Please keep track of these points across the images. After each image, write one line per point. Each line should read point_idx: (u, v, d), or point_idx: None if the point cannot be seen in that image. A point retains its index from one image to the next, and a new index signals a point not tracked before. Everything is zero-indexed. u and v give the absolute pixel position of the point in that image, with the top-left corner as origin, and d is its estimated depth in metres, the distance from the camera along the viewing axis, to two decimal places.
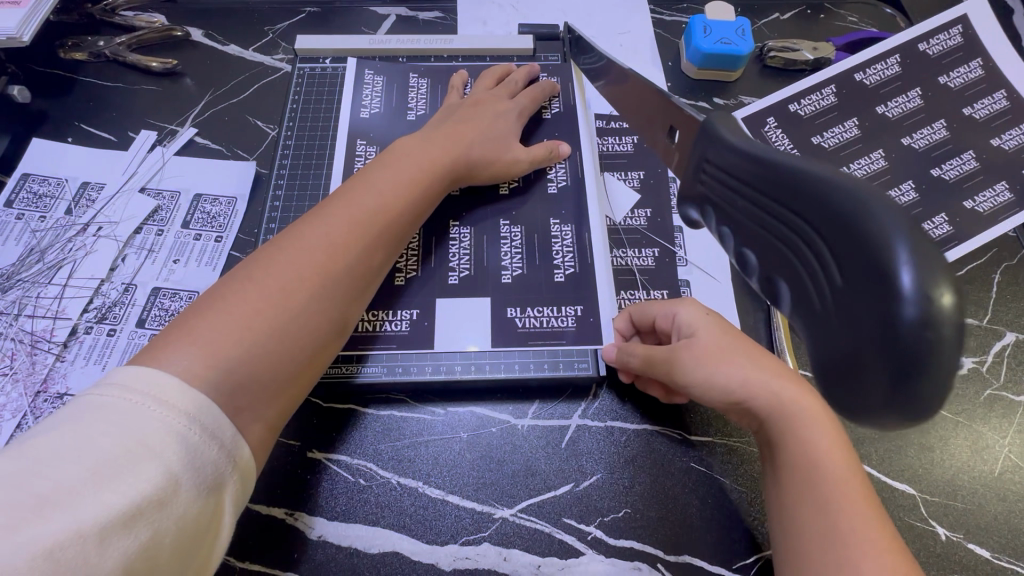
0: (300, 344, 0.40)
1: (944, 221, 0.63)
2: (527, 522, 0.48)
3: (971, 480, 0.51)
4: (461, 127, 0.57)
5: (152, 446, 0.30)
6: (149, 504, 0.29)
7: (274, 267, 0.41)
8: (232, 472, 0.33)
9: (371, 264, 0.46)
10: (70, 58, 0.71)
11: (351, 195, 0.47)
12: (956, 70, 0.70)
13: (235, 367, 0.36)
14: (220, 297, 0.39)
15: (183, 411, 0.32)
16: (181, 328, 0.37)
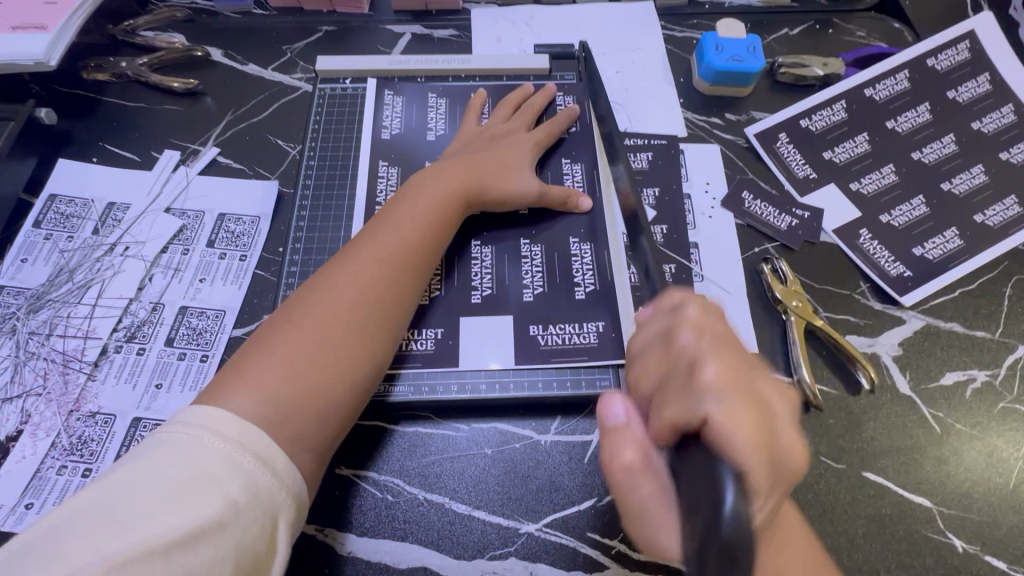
0: (338, 378, 0.44)
1: (955, 235, 0.64)
2: (551, 537, 0.49)
3: (986, 492, 0.52)
4: (478, 156, 0.59)
5: (215, 474, 0.36)
6: (211, 526, 0.34)
7: (310, 309, 0.46)
8: (283, 498, 0.38)
9: (399, 299, 0.49)
10: (93, 79, 0.72)
11: (375, 235, 0.51)
12: (964, 85, 0.71)
13: (281, 403, 0.41)
14: (269, 339, 0.44)
15: (239, 443, 0.38)
16: (236, 372, 0.42)
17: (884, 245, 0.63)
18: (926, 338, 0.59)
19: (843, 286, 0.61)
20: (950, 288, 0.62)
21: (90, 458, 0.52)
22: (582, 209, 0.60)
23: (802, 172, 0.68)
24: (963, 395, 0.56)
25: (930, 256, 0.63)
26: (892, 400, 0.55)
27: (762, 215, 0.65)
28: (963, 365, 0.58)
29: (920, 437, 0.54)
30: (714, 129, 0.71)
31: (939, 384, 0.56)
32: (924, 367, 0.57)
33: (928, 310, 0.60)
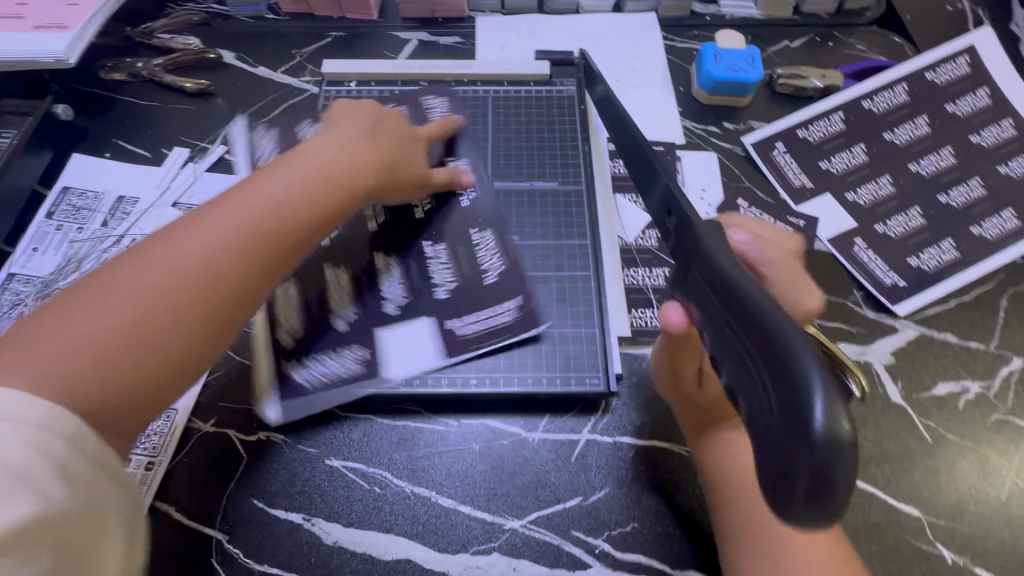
0: (181, 350, 0.38)
1: (951, 246, 0.64)
2: (535, 533, 0.49)
3: (977, 504, 0.51)
4: (385, 141, 0.53)
5: (20, 469, 0.31)
6: (26, 525, 0.31)
7: (133, 273, 0.38)
8: (107, 492, 0.35)
9: (276, 259, 0.43)
10: (110, 78, 0.75)
11: (243, 189, 0.44)
12: (963, 99, 0.72)
13: (54, 377, 0.34)
14: (37, 314, 0.37)
15: (44, 428, 0.33)
16: (13, 343, 0.35)
17: (878, 255, 0.63)
18: (919, 348, 0.59)
19: (836, 294, 0.62)
20: (944, 299, 0.61)
21: None
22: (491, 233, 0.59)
23: (798, 181, 0.68)
24: (955, 407, 0.56)
25: (925, 266, 0.63)
26: (883, 408, 0.55)
27: None
28: (956, 375, 0.57)
29: (911, 446, 0.54)
30: (712, 137, 0.72)
31: (932, 393, 0.56)
32: (916, 376, 0.57)
33: (922, 319, 0.60)
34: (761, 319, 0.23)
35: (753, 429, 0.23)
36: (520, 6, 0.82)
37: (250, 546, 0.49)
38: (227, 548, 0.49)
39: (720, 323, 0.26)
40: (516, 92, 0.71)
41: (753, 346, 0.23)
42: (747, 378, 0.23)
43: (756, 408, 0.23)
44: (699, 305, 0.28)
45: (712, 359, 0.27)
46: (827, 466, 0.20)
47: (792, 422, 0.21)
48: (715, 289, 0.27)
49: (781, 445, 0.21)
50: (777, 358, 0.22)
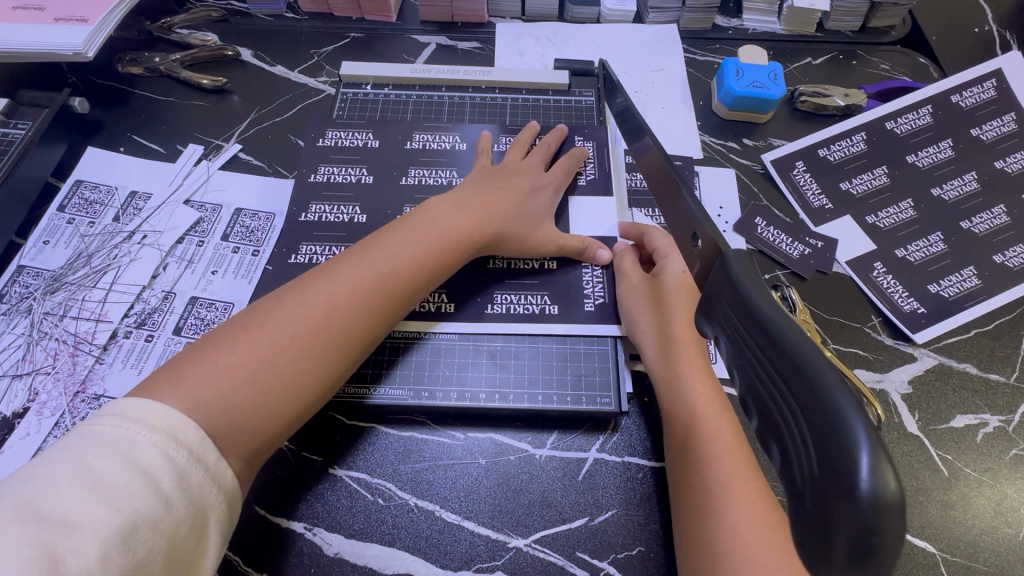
0: (296, 388, 0.44)
1: (973, 274, 0.62)
2: (539, 553, 0.48)
3: (994, 542, 0.50)
4: (494, 194, 0.57)
5: (146, 468, 0.35)
6: (143, 522, 0.34)
7: (268, 320, 0.45)
8: (214, 494, 0.38)
9: (380, 317, 0.49)
10: (127, 72, 0.75)
11: (363, 255, 0.50)
12: (989, 123, 0.70)
13: (206, 407, 0.40)
14: (202, 347, 0.44)
15: (171, 435, 0.37)
16: (170, 375, 0.41)
17: (898, 280, 0.62)
18: (938, 378, 0.57)
19: (854, 318, 0.60)
20: (964, 329, 0.60)
21: None
22: (599, 260, 0.58)
23: (818, 202, 0.67)
24: (973, 440, 0.54)
25: (945, 294, 0.61)
26: (899, 439, 0.54)
27: (775, 242, 0.64)
28: (974, 408, 0.56)
29: (926, 479, 0.52)
30: (731, 153, 0.71)
31: (949, 426, 0.55)
32: (934, 407, 0.56)
33: (941, 348, 0.59)
34: (798, 365, 0.22)
35: (790, 480, 0.22)
36: (541, 14, 0.81)
37: (249, 553, 0.48)
38: (227, 555, 0.48)
39: (751, 362, 0.25)
40: (535, 101, 0.70)
41: (788, 392, 0.23)
42: (782, 425, 0.23)
43: (791, 458, 0.22)
44: (728, 341, 0.27)
45: (740, 397, 0.26)
46: (872, 531, 0.19)
47: (834, 478, 0.20)
48: (746, 325, 0.26)
49: (823, 503, 0.20)
50: (815, 408, 0.21)
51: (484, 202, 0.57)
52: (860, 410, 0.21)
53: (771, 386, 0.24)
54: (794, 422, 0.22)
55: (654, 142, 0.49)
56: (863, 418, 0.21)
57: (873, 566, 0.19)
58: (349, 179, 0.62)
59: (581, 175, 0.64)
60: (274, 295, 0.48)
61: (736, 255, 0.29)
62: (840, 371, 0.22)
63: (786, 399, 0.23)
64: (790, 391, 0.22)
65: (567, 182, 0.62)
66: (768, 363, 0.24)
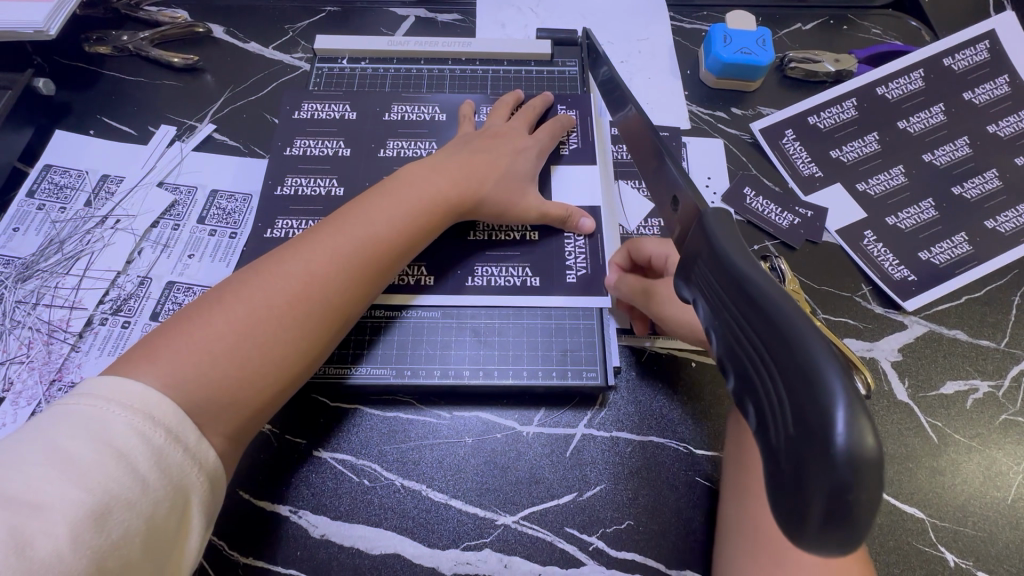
0: (279, 361, 0.43)
1: (964, 240, 0.62)
2: (528, 530, 0.48)
3: (983, 506, 0.50)
4: (474, 159, 0.56)
5: (121, 448, 0.34)
6: (119, 502, 0.33)
7: (245, 294, 0.44)
8: (196, 474, 0.37)
9: (361, 287, 0.48)
10: (94, 52, 0.72)
11: (339, 224, 0.49)
12: (982, 87, 0.69)
13: (183, 383, 0.39)
14: (177, 324, 0.42)
15: (148, 415, 0.36)
16: (146, 352, 0.40)
17: (888, 248, 0.61)
18: (928, 345, 0.57)
19: (844, 288, 0.60)
20: (955, 295, 0.59)
21: None
22: (583, 229, 0.57)
23: (807, 170, 0.66)
24: (962, 406, 0.54)
25: (936, 261, 0.61)
26: (889, 407, 0.54)
27: (764, 212, 0.63)
28: (964, 374, 0.55)
29: (916, 446, 0.52)
30: (719, 123, 0.70)
31: (939, 393, 0.54)
32: (924, 374, 0.55)
33: (931, 316, 0.58)
34: (773, 321, 0.22)
35: (767, 440, 0.22)
36: None
37: (233, 537, 0.47)
38: (211, 540, 0.47)
39: (729, 323, 0.24)
40: (517, 72, 0.68)
41: (764, 349, 0.22)
42: (759, 386, 0.22)
43: (768, 422, 0.21)
44: (706, 302, 0.26)
45: (719, 360, 0.25)
46: (847, 490, 0.18)
47: (809, 434, 0.19)
48: (722, 284, 0.25)
49: (799, 464, 0.20)
50: (790, 362, 0.20)
51: (466, 168, 0.55)
52: (839, 367, 0.20)
53: (750, 348, 0.23)
54: (772, 386, 0.21)
55: (635, 104, 0.48)
56: (841, 372, 0.20)
57: (850, 530, 0.19)
58: (325, 152, 0.60)
59: (565, 144, 0.62)
60: (247, 269, 0.47)
61: (715, 214, 0.28)
62: (820, 328, 0.21)
63: (762, 358, 0.22)
64: (766, 350, 0.22)
65: (552, 145, 0.61)
66: (746, 321, 0.23)
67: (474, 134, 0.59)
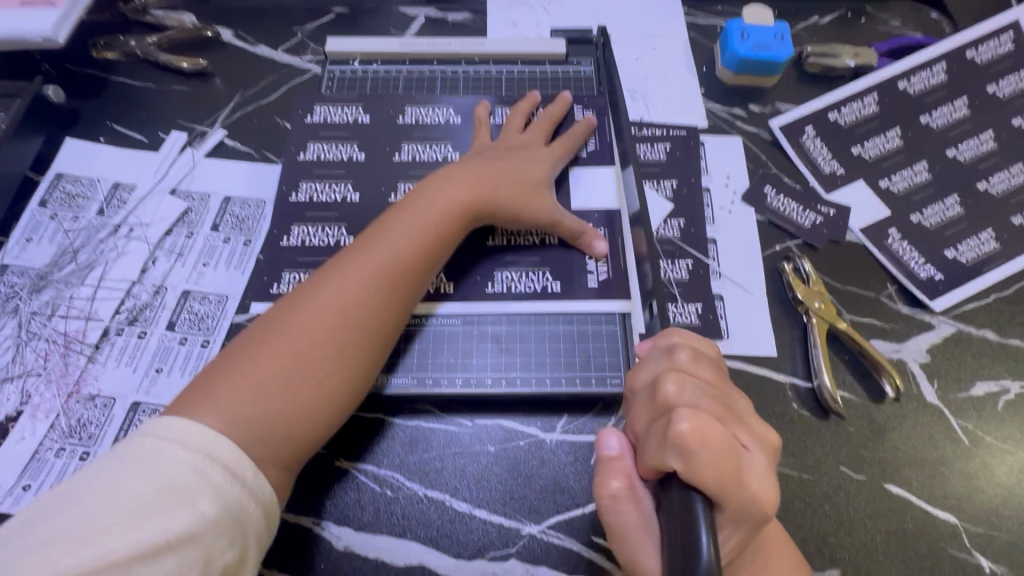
0: (329, 391, 0.43)
1: (991, 237, 0.60)
2: (554, 539, 0.47)
3: (1017, 510, 0.49)
4: (497, 171, 0.54)
5: (180, 487, 0.35)
6: (179, 540, 0.34)
7: (285, 329, 0.43)
8: (253, 508, 0.38)
9: (398, 308, 0.47)
10: (102, 58, 0.71)
11: (368, 247, 0.48)
12: (1006, 79, 0.67)
13: (243, 423, 0.39)
14: (223, 363, 0.42)
15: (206, 453, 0.37)
16: (197, 394, 0.40)
17: (914, 246, 0.60)
18: (956, 345, 0.56)
19: (870, 288, 0.58)
20: (983, 294, 0.58)
21: (87, 441, 0.51)
22: (596, 253, 0.55)
23: (829, 168, 0.65)
24: (993, 408, 0.53)
25: (962, 259, 0.59)
26: (918, 409, 0.53)
27: (786, 211, 0.62)
28: (995, 374, 0.54)
29: (947, 449, 0.51)
30: (737, 121, 0.68)
31: (969, 394, 0.53)
32: (954, 375, 0.54)
33: (959, 315, 0.57)
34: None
35: None
36: None
37: None
38: None
39: None
40: (531, 71, 0.67)
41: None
42: None
43: None
44: None
45: None
46: None
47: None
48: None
49: None
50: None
51: (490, 181, 0.53)
52: None
53: None
54: None
55: None
56: None
57: None
58: (340, 156, 0.59)
59: (584, 147, 0.61)
60: (284, 300, 0.46)
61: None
62: None
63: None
64: None
65: (566, 159, 0.59)
66: None
67: (494, 146, 0.57)
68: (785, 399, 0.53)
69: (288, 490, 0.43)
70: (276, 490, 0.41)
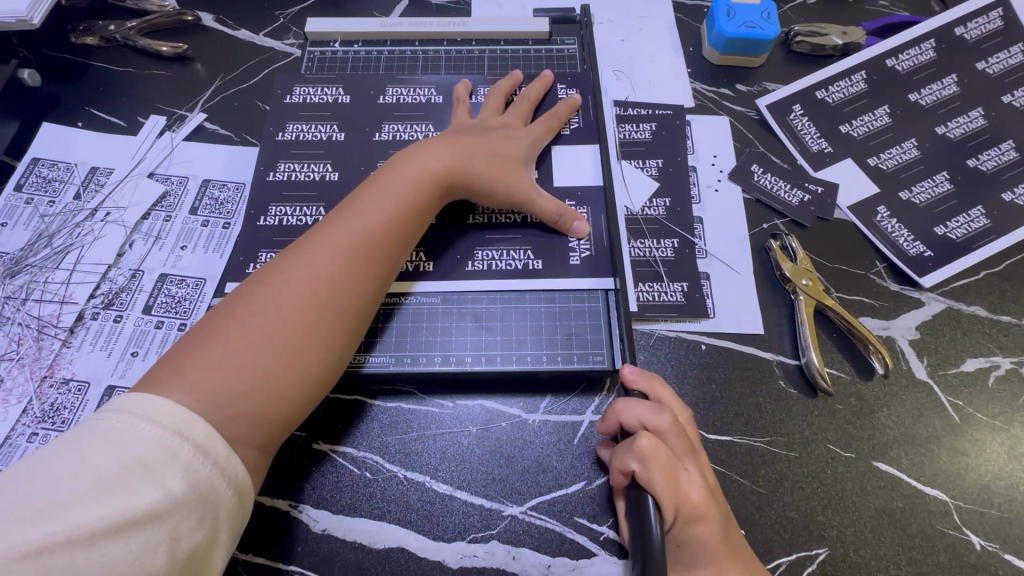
0: (304, 369, 0.42)
1: (981, 214, 0.59)
2: (536, 520, 0.46)
3: (1008, 487, 0.48)
4: (475, 148, 0.53)
5: (149, 464, 0.34)
6: (146, 518, 0.33)
7: (256, 306, 0.42)
8: (224, 488, 0.36)
9: (371, 285, 0.46)
10: (81, 43, 0.70)
11: (340, 223, 0.47)
12: (995, 56, 0.67)
13: (214, 400, 0.38)
14: (192, 341, 0.41)
15: (176, 431, 0.36)
16: (167, 372, 0.39)
17: (903, 224, 0.59)
18: (947, 322, 0.55)
19: (858, 265, 0.58)
20: (973, 271, 0.57)
21: (61, 425, 0.50)
22: (575, 232, 0.54)
23: (817, 146, 0.64)
24: (984, 385, 0.52)
25: (952, 236, 0.59)
26: (907, 386, 0.52)
27: (772, 189, 0.61)
28: (985, 351, 0.53)
29: (938, 427, 0.50)
30: (724, 100, 0.67)
31: (960, 371, 0.52)
32: (944, 352, 0.53)
33: (949, 292, 0.56)
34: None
35: None
36: None
37: None
38: None
39: None
40: (515, 52, 0.66)
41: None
42: None
43: None
44: None
45: None
46: None
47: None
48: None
49: None
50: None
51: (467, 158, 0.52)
52: None
53: None
54: None
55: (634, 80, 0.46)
56: None
57: None
58: (319, 137, 0.58)
59: (566, 126, 0.60)
60: (253, 277, 0.45)
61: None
62: None
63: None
64: None
65: (548, 138, 0.58)
66: None
67: (471, 124, 0.57)
68: (772, 376, 0.52)
69: (263, 472, 0.42)
70: (252, 470, 0.40)
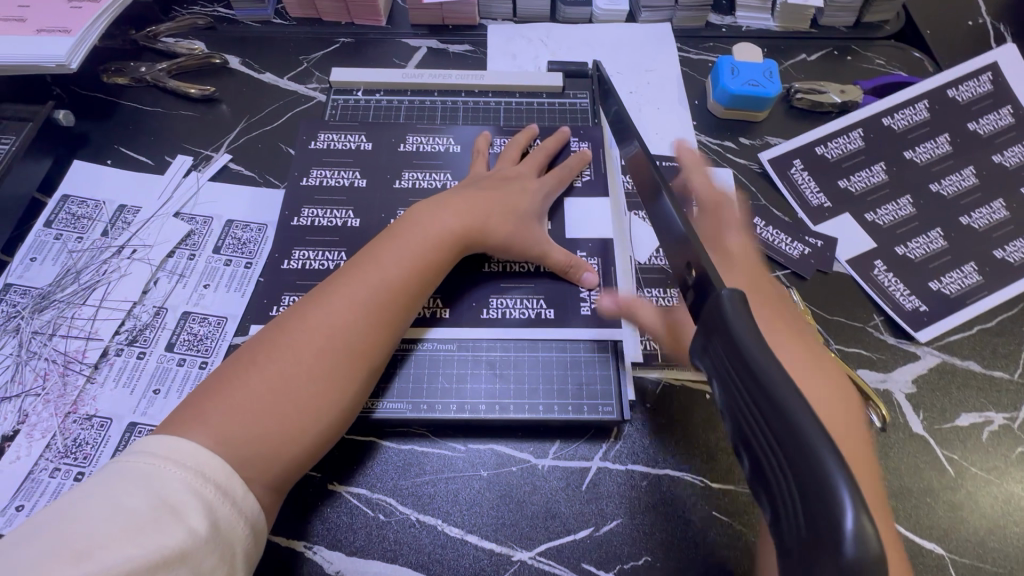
0: (316, 417, 0.44)
1: (974, 270, 0.62)
2: (544, 566, 0.48)
3: (1002, 542, 0.49)
4: (490, 200, 0.56)
5: (174, 504, 0.36)
6: (174, 556, 0.34)
7: (276, 352, 0.44)
8: (241, 526, 0.38)
9: (385, 334, 0.48)
10: (113, 83, 0.73)
11: (358, 274, 0.49)
12: (986, 117, 0.70)
13: (232, 443, 0.40)
14: (216, 384, 0.43)
15: (199, 471, 0.38)
16: (192, 413, 0.41)
17: (899, 278, 0.62)
18: (942, 376, 0.57)
19: (856, 318, 0.60)
20: (966, 326, 0.60)
21: (82, 461, 0.51)
22: (586, 283, 0.56)
23: (816, 201, 0.67)
24: (978, 439, 0.54)
25: (946, 291, 0.61)
26: (905, 439, 0.53)
27: (774, 242, 0.63)
28: (979, 406, 0.55)
29: (933, 480, 0.52)
30: (728, 153, 0.71)
31: (954, 425, 0.54)
32: (939, 406, 0.55)
33: (943, 346, 0.59)
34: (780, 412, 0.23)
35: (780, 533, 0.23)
36: (532, 15, 0.80)
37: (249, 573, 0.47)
38: None
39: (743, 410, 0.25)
40: (529, 104, 0.69)
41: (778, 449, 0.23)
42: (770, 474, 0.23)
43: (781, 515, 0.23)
44: (720, 380, 0.28)
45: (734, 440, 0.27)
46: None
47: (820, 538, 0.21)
48: (734, 368, 0.27)
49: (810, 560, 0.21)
50: (807, 470, 0.21)
51: (481, 210, 0.55)
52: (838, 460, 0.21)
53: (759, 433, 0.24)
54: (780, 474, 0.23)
55: (640, 143, 0.49)
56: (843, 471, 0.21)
57: None
58: (341, 183, 0.61)
59: (577, 178, 0.63)
60: (276, 323, 0.47)
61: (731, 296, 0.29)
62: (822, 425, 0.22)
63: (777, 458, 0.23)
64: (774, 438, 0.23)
65: (559, 189, 0.61)
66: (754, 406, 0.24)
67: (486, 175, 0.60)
68: None
69: (274, 512, 0.44)
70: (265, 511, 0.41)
